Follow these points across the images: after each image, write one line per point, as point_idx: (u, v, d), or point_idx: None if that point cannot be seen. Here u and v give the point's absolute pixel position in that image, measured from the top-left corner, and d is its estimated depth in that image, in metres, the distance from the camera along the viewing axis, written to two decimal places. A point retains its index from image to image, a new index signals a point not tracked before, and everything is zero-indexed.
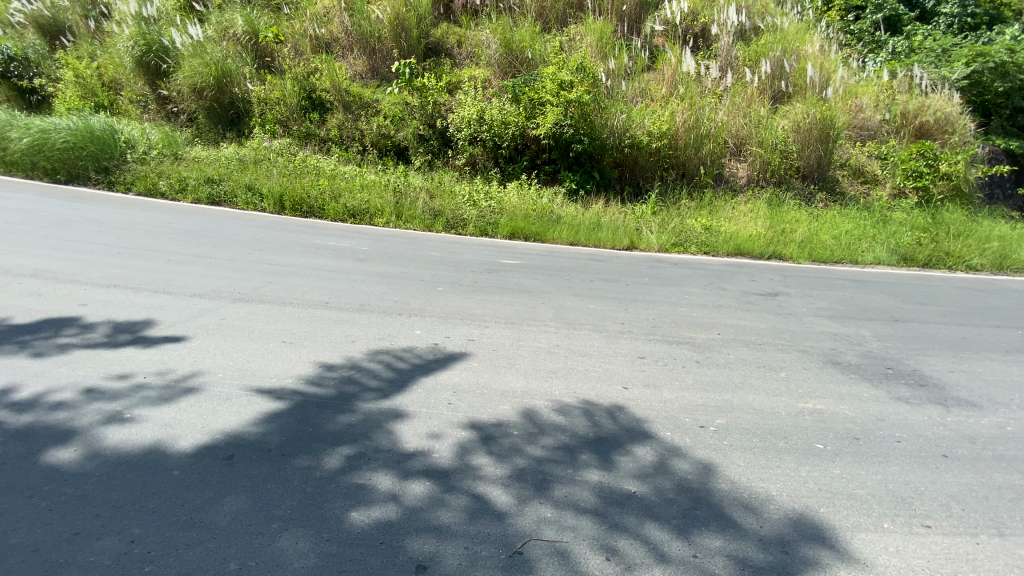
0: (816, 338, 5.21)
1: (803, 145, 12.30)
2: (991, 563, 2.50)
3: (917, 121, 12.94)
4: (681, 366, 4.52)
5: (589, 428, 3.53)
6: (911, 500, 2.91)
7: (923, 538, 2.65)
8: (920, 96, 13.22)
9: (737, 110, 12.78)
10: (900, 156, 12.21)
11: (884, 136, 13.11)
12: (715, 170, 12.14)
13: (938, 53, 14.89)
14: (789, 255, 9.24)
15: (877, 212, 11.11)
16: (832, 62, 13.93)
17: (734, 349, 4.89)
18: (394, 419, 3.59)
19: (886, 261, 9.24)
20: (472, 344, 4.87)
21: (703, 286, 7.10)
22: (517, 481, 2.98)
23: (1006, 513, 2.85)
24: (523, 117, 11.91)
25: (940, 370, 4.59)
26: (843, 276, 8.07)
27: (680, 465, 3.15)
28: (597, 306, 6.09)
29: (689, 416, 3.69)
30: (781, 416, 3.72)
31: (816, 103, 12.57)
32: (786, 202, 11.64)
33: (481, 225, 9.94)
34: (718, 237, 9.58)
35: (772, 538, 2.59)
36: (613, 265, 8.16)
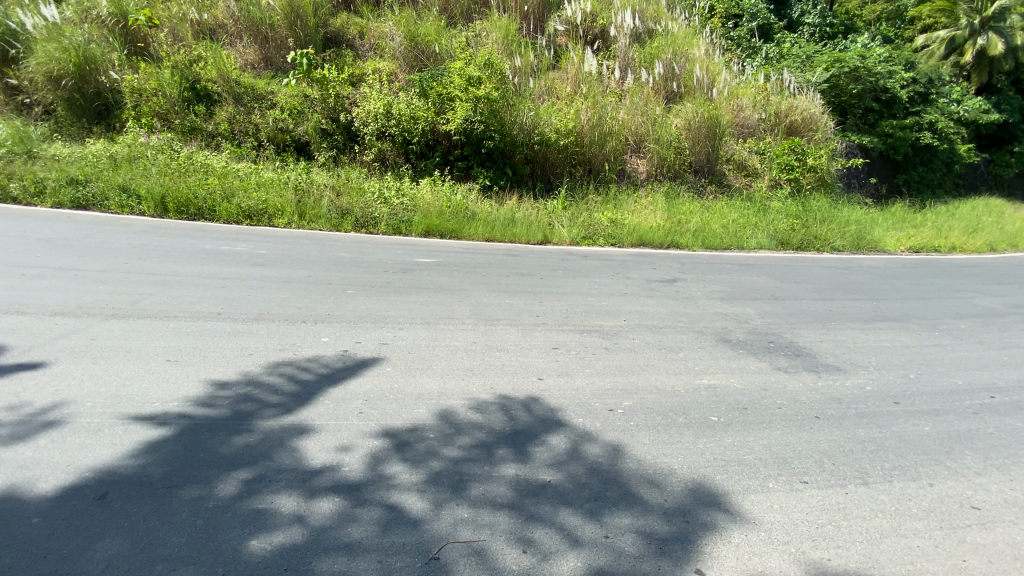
0: (710, 319, 5.65)
1: (694, 142, 13.31)
2: (857, 509, 2.82)
3: (788, 119, 14.51)
4: (592, 353, 4.69)
5: (504, 422, 3.54)
6: (791, 460, 3.22)
7: (802, 493, 2.93)
8: (789, 97, 14.83)
9: (636, 109, 13.50)
10: (776, 152, 13.63)
11: (762, 133, 14.48)
12: (618, 166, 12.78)
13: (803, 59, 16.78)
14: (685, 244, 9.95)
15: (758, 202, 12.32)
16: (716, 65, 15.17)
17: (640, 334, 5.17)
18: (298, 435, 3.37)
19: (766, 245, 10.29)
20: (384, 348, 4.70)
21: (611, 276, 7.44)
22: (433, 485, 2.91)
23: (869, 462, 3.23)
24: (432, 112, 11.69)
25: (812, 341, 5.16)
26: (732, 261, 8.86)
27: (591, 449, 3.27)
28: (512, 300, 6.15)
29: (599, 401, 3.84)
30: (682, 394, 3.99)
31: (703, 103, 13.66)
32: (681, 194, 12.55)
33: (393, 223, 9.62)
34: (623, 230, 10.10)
35: (674, 509, 2.76)
36: (527, 259, 8.29)
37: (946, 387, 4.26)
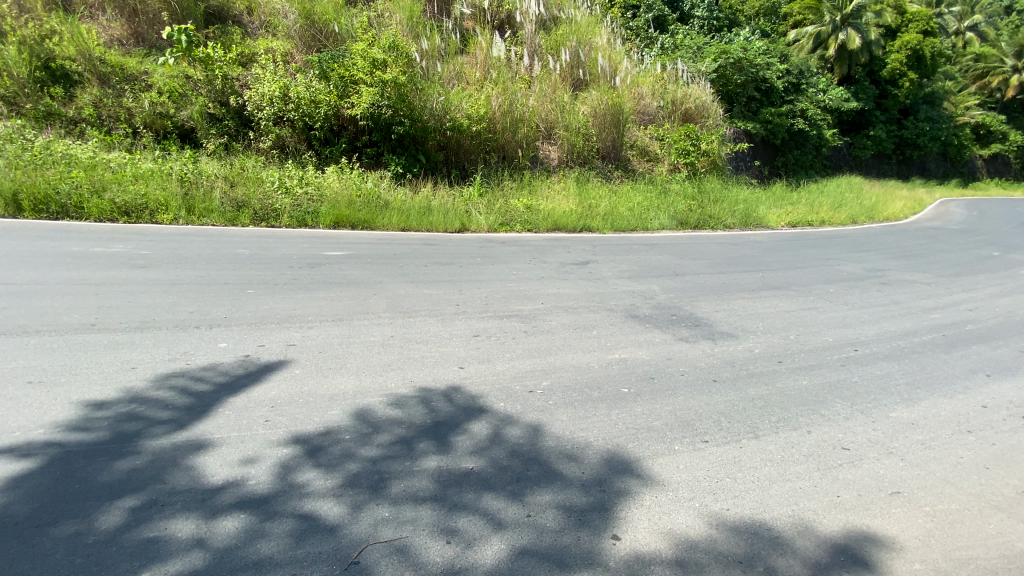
0: (620, 297, 5.94)
1: (600, 128, 13.81)
2: (751, 460, 3.05)
3: (683, 107, 15.50)
4: (510, 338, 4.75)
5: (425, 415, 3.45)
6: (693, 421, 3.46)
7: (703, 451, 3.14)
8: (684, 86, 15.81)
9: (545, 95, 13.66)
10: (673, 138, 14.54)
11: (661, 120, 15.34)
12: (530, 152, 12.93)
13: (694, 50, 17.93)
14: (596, 227, 10.35)
15: (660, 185, 13.10)
16: (617, 53, 15.75)
17: (556, 316, 5.30)
18: (195, 452, 3.07)
19: (668, 226, 11.00)
20: (291, 349, 4.41)
21: (528, 261, 7.57)
22: (350, 488, 2.77)
23: (759, 417, 3.51)
24: (335, 95, 11.05)
25: (710, 312, 5.59)
26: (639, 241, 9.38)
27: (513, 432, 3.28)
28: (430, 290, 6.04)
29: (519, 384, 3.90)
30: (595, 369, 4.17)
31: (607, 91, 14.17)
32: (591, 179, 13.01)
33: (298, 215, 9.02)
34: (538, 216, 10.28)
35: (591, 480, 2.84)
36: (445, 248, 8.18)
37: (820, 344, 4.79)
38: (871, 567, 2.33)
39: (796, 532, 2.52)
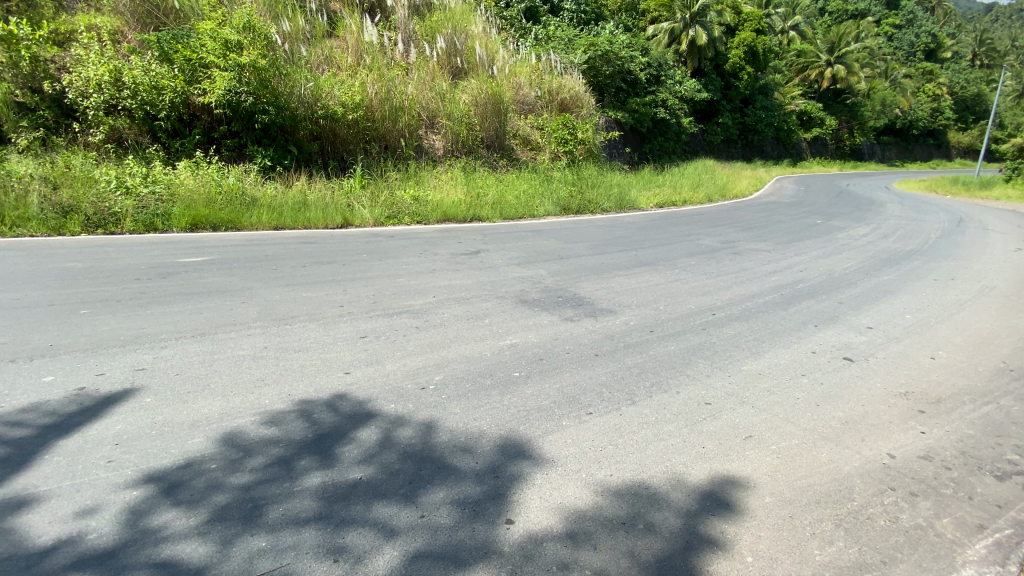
0: (510, 284, 6.01)
1: (483, 117, 13.79)
2: (631, 425, 3.10)
3: (559, 97, 16.09)
4: (401, 335, 4.43)
5: (306, 429, 3.08)
6: (580, 397, 3.43)
7: (587, 422, 3.11)
8: (559, 76, 16.41)
9: (423, 83, 13.31)
10: (552, 127, 15.05)
11: (539, 109, 15.76)
12: (413, 142, 12.57)
13: (566, 41, 18.66)
14: (486, 216, 10.39)
15: (543, 173, 13.51)
16: (494, 42, 15.82)
17: (446, 309, 5.17)
18: (15, 513, 2.52)
19: (552, 211, 11.42)
20: (140, 375, 3.82)
21: (417, 254, 7.36)
22: (218, 523, 2.40)
23: (640, 386, 3.66)
24: (182, 80, 9.71)
25: (592, 292, 5.88)
26: (528, 228, 9.60)
27: (403, 432, 2.98)
28: (309, 293, 5.61)
29: (411, 382, 3.57)
30: (487, 359, 3.99)
31: (486, 80, 14.20)
32: (476, 169, 13.02)
33: (145, 218, 7.82)
34: (426, 207, 10.05)
35: (486, 469, 2.65)
36: (326, 245, 7.66)
37: (685, 313, 5.28)
38: (732, 507, 2.41)
39: (670, 486, 2.55)
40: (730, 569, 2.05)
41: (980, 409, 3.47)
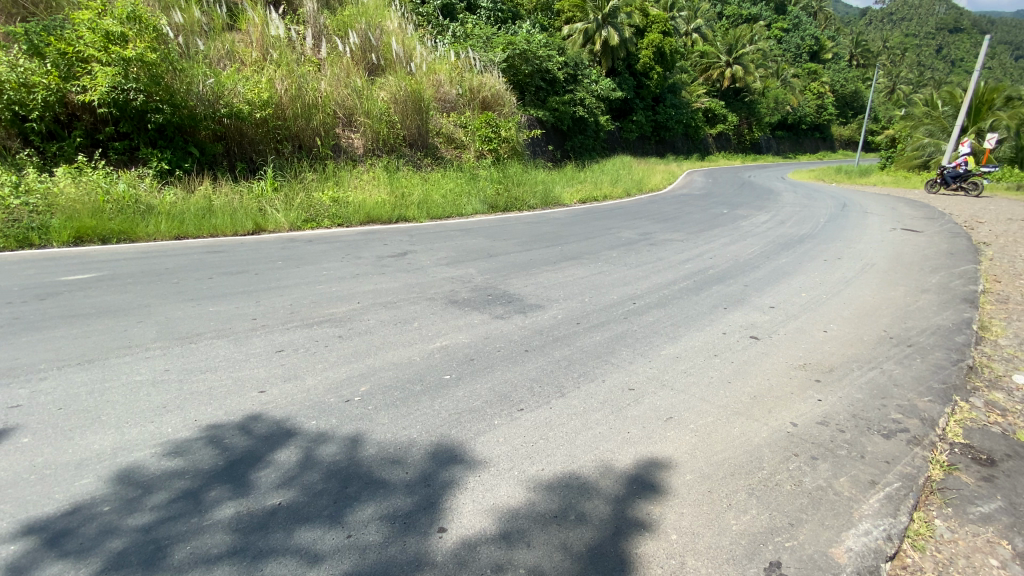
0: (438, 285, 5.88)
1: (403, 115, 13.42)
2: (561, 418, 3.11)
3: (480, 95, 16.04)
4: (321, 347, 4.17)
5: (217, 457, 2.81)
6: (511, 394, 3.37)
7: (519, 419, 3.08)
8: (478, 74, 16.36)
9: (338, 81, 12.72)
10: (475, 125, 14.98)
11: (461, 107, 15.61)
12: (330, 141, 12.01)
13: (485, 39, 18.64)
14: (411, 217, 10.14)
15: (468, 171, 13.43)
16: (410, 39, 15.46)
17: (371, 314, 4.91)
18: None
19: (480, 210, 11.39)
20: (14, 412, 3.31)
21: (339, 258, 7.03)
22: (112, 572, 2.11)
23: (571, 379, 3.65)
24: (56, 76, 8.59)
25: (520, 288, 5.91)
26: (455, 227, 9.48)
27: (326, 450, 2.81)
28: (218, 307, 5.17)
29: (333, 395, 3.38)
30: (416, 362, 3.83)
31: (405, 77, 13.83)
32: (399, 168, 12.68)
33: (17, 232, 6.80)
34: (347, 208, 9.64)
35: (416, 479, 2.55)
36: (237, 254, 7.11)
37: (609, 304, 5.45)
38: (657, 488, 2.51)
39: (600, 474, 2.61)
40: (657, 549, 2.13)
41: (865, 375, 3.87)
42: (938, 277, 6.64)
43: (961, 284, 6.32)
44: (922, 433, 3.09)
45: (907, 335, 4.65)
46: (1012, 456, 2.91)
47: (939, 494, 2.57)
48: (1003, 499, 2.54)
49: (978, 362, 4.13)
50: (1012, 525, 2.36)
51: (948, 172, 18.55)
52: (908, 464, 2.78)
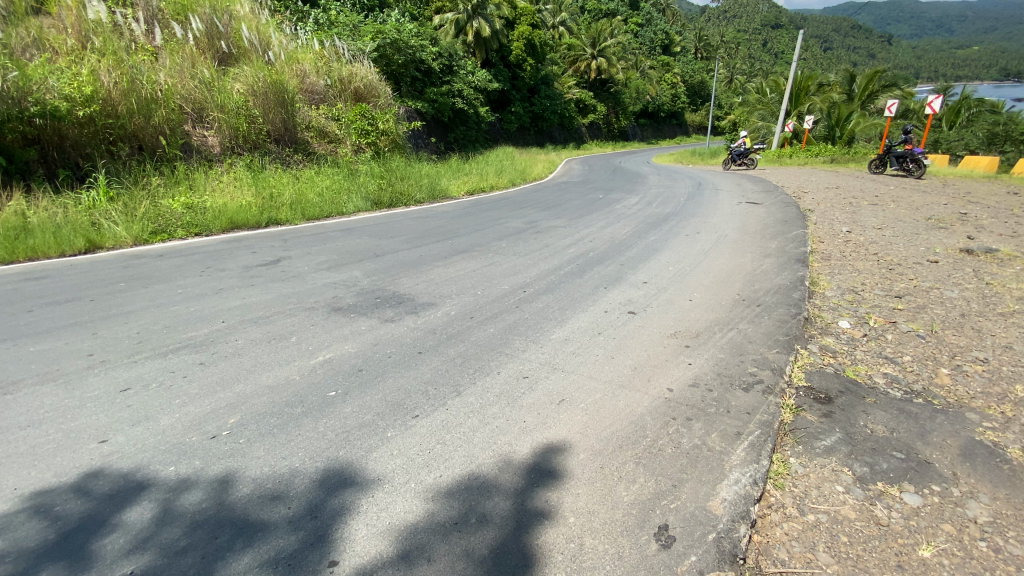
0: (318, 292, 5.43)
1: (264, 109, 12.17)
2: (457, 419, 3.03)
3: (352, 86, 15.11)
4: (180, 378, 3.63)
5: (42, 530, 2.30)
6: (403, 402, 3.22)
7: (413, 428, 2.95)
8: (347, 64, 15.41)
9: (181, 71, 11.14)
10: (349, 117, 14.08)
11: (332, 99, 14.55)
12: (179, 140, 10.53)
13: (351, 27, 17.61)
14: (284, 219, 9.31)
15: (345, 167, 12.63)
16: (265, 26, 14.09)
17: (240, 334, 4.37)
18: None
19: (362, 207, 10.80)
20: None
21: (199, 273, 6.21)
22: None
23: (465, 376, 3.57)
24: None
25: (410, 286, 5.66)
26: (334, 228, 8.88)
27: (190, 498, 2.45)
28: (40, 345, 4.27)
29: (197, 433, 2.96)
30: (295, 382, 3.49)
31: (263, 66, 12.54)
32: (266, 167, 11.54)
33: None
34: (206, 215, 8.56)
35: (301, 512, 2.32)
36: (64, 278, 5.96)
37: (500, 294, 5.45)
38: (554, 474, 2.56)
39: (498, 469, 2.59)
40: (557, 536, 2.17)
41: (727, 336, 4.31)
42: (777, 243, 7.65)
43: (795, 247, 7.34)
44: (774, 383, 3.53)
45: (757, 297, 5.28)
46: (842, 392, 3.43)
47: (791, 434, 2.95)
48: (838, 431, 2.98)
49: (812, 313, 4.82)
50: (847, 452, 2.77)
51: (738, 149, 21.89)
52: (765, 412, 3.15)
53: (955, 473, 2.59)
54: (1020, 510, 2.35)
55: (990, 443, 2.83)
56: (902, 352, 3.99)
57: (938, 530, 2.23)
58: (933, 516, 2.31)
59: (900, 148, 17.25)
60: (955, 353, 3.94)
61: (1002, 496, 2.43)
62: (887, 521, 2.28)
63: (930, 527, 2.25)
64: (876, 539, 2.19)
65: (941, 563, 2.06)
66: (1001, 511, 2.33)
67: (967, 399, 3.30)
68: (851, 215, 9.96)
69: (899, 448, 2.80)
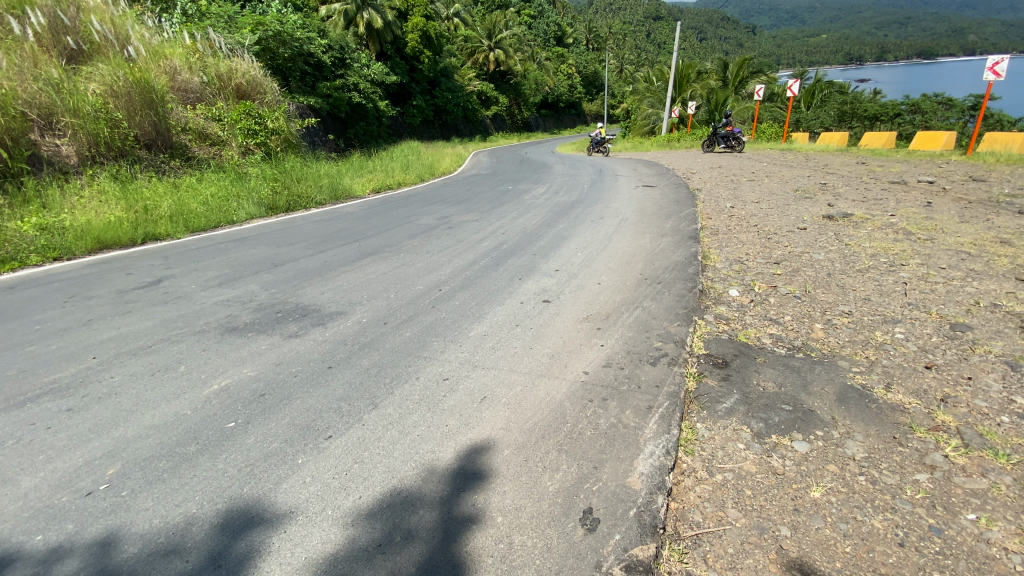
0: (210, 312, 4.93)
1: (128, 111, 10.73)
2: (375, 434, 2.89)
3: (232, 83, 13.78)
4: (41, 430, 3.09)
5: None
6: (314, 423, 3.02)
7: (327, 450, 2.77)
8: (225, 59, 14.04)
9: (18, 71, 9.54)
10: (232, 117, 12.75)
11: (210, 98, 13.16)
12: (23, 151, 9.00)
13: (226, 18, 16.03)
14: (165, 234, 8.34)
15: (233, 171, 11.56)
16: (120, 18, 12.45)
17: (116, 369, 3.83)
18: None
19: (256, 214, 9.97)
20: None
21: (60, 304, 5.37)
22: None
23: (379, 386, 3.42)
24: None
25: (315, 296, 5.31)
26: (224, 239, 8.12)
27: (61, 570, 2.10)
28: None
29: (68, 492, 2.55)
30: (187, 419, 3.13)
31: (122, 63, 11.01)
32: (137, 176, 10.24)
33: None
34: (65, 235, 7.41)
35: (203, 563, 2.08)
36: None
37: (414, 295, 5.28)
38: (479, 475, 2.53)
39: (422, 480, 2.51)
40: (486, 539, 2.15)
41: (634, 315, 4.53)
42: (673, 223, 8.18)
43: (688, 225, 7.90)
44: (678, 354, 3.77)
45: (658, 275, 5.60)
46: (736, 355, 3.75)
47: (696, 401, 3.16)
48: (736, 392, 3.24)
49: (706, 285, 5.21)
50: (744, 412, 3.03)
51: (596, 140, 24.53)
52: (672, 384, 3.35)
53: (833, 417, 2.92)
54: (888, 442, 2.70)
55: (859, 386, 3.23)
56: (783, 313, 4.44)
57: (825, 471, 2.50)
58: (819, 459, 2.58)
59: (723, 130, 20.91)
60: (825, 309, 4.45)
61: (873, 432, 2.78)
62: (782, 470, 2.52)
63: (817, 470, 2.51)
64: (775, 488, 2.40)
65: (830, 501, 2.31)
66: (874, 446, 2.66)
67: (838, 349, 3.74)
68: (733, 191, 10.91)
69: (788, 401, 3.10)
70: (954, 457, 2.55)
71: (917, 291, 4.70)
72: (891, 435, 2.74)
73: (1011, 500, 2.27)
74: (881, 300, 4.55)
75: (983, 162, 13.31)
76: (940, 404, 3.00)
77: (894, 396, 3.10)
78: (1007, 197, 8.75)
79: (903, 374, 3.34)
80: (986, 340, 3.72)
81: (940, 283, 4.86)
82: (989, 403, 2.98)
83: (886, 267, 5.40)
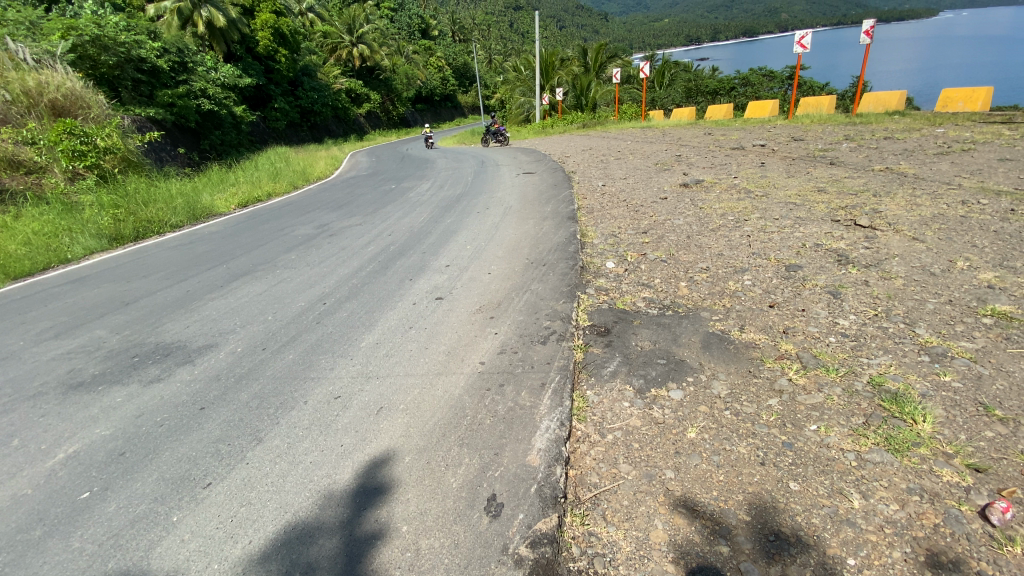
0: (46, 370, 4.17)
1: None
2: (265, 470, 2.68)
3: (45, 99, 11.61)
4: None
5: None
6: (191, 472, 2.72)
7: (209, 499, 2.52)
8: (31, 71, 11.79)
9: None
10: (50, 138, 10.84)
11: (17, 119, 11.03)
12: None
13: (27, 25, 13.58)
14: None
15: (59, 201, 9.84)
16: None
17: None
18: None
19: (97, 247, 8.58)
20: None
21: None
22: None
23: (265, 418, 3.16)
24: None
25: (179, 331, 4.75)
26: (57, 281, 6.92)
27: None
28: None
29: None
30: (26, 499, 2.64)
31: None
32: None
33: None
34: None
35: None
36: None
37: (296, 313, 4.93)
38: (380, 489, 2.46)
39: (320, 507, 2.39)
40: (392, 551, 2.10)
41: (524, 300, 4.66)
42: (552, 206, 8.51)
43: (565, 207, 8.27)
44: (565, 329, 3.96)
45: (543, 257, 5.82)
46: (616, 322, 4.03)
47: (585, 370, 3.36)
48: (618, 355, 3.50)
49: (586, 261, 5.52)
50: (626, 372, 3.28)
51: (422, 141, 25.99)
52: (561, 358, 3.52)
53: (700, 362, 3.28)
54: (745, 375, 3.09)
55: (719, 332, 3.64)
56: (653, 277, 4.84)
57: (697, 413, 2.79)
58: (691, 402, 2.88)
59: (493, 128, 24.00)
60: (687, 268, 4.93)
61: (733, 370, 3.16)
62: (662, 419, 2.77)
63: (691, 413, 2.80)
64: (658, 436, 2.63)
65: (703, 438, 2.59)
66: (735, 381, 3.03)
67: (700, 302, 4.18)
68: (603, 170, 11.61)
69: (662, 355, 3.41)
70: (796, 380, 2.98)
71: (759, 242, 5.38)
72: (746, 370, 3.13)
73: (842, 406, 2.71)
74: (731, 254, 5.14)
75: (800, 124, 15.57)
76: (782, 336, 3.49)
77: (747, 335, 3.54)
78: (820, 152, 10.33)
79: (753, 316, 3.82)
80: (813, 275, 4.38)
81: (776, 232, 5.61)
82: (819, 328, 3.52)
83: (734, 224, 6.11)
